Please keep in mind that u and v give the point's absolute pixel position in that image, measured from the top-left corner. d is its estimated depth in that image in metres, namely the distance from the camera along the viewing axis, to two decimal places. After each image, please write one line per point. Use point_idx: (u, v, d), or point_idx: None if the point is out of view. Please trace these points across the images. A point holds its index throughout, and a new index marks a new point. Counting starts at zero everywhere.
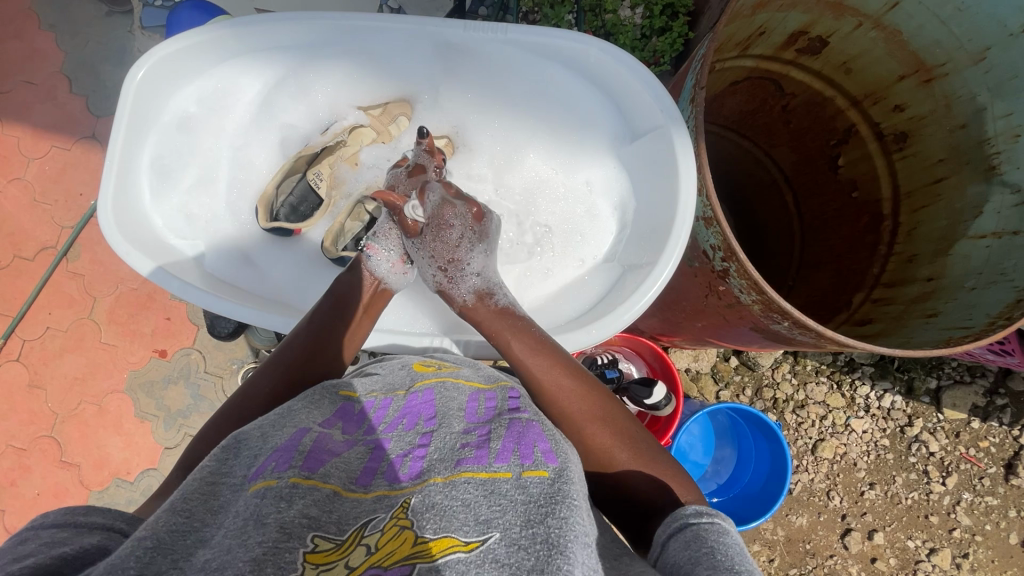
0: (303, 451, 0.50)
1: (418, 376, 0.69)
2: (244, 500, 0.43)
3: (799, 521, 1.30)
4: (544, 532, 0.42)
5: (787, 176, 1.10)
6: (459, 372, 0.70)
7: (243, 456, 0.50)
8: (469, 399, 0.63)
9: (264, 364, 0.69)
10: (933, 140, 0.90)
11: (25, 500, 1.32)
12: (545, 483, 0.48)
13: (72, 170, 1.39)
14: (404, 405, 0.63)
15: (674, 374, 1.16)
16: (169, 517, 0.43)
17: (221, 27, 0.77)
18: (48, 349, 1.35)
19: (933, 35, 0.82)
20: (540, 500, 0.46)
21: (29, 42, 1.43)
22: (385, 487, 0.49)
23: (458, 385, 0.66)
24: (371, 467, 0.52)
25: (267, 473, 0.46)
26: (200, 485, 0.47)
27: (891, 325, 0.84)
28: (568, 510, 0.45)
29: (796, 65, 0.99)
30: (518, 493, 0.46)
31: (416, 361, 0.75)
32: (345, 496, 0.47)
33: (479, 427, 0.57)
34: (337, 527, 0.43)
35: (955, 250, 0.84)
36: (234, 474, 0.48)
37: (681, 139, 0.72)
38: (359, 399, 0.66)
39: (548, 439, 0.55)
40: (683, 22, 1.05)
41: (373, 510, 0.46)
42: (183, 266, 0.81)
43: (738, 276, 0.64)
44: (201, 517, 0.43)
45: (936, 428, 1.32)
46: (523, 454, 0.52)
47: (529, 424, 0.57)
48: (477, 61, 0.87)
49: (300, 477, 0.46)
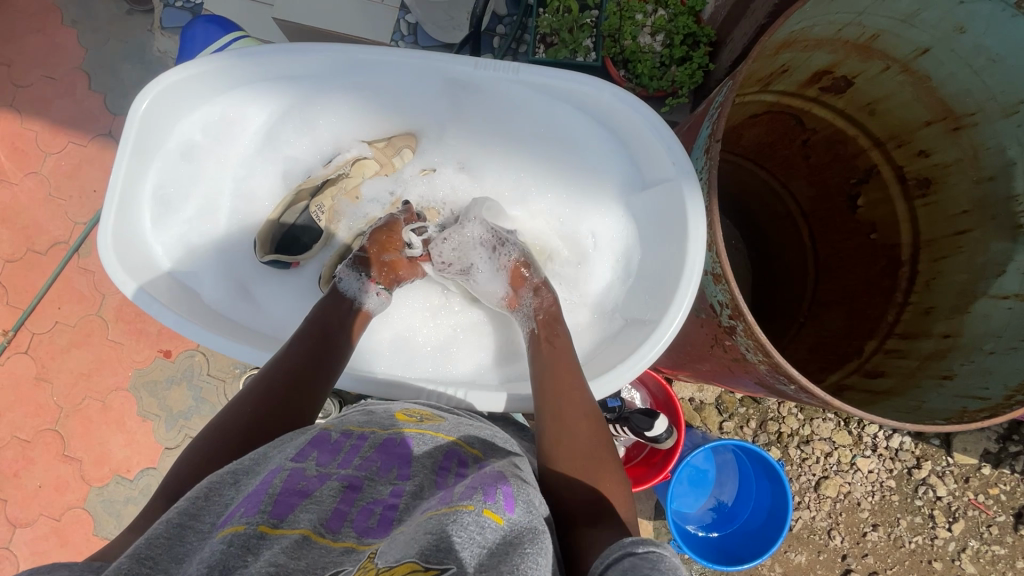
0: (273, 495, 0.48)
1: (400, 422, 0.65)
2: (210, 546, 0.42)
3: (798, 559, 1.28)
4: (499, 572, 0.39)
5: (804, 210, 1.07)
6: (440, 425, 0.66)
7: (215, 504, 0.49)
8: (444, 454, 0.59)
9: (235, 401, 0.66)
10: (958, 190, 0.87)
11: (28, 492, 1.33)
12: (502, 531, 0.44)
13: (88, 167, 1.40)
14: (380, 443, 0.60)
15: (677, 407, 1.13)
16: (133, 564, 0.41)
17: (228, 56, 0.76)
18: (56, 344, 1.37)
19: (964, 83, 0.79)
20: (497, 546, 0.42)
21: (51, 37, 1.43)
22: (353, 539, 0.46)
23: (436, 438, 0.61)
24: (341, 510, 0.49)
25: (234, 519, 0.45)
26: (167, 528, 0.45)
27: (902, 383, 0.81)
28: (522, 552, 0.42)
29: (818, 102, 0.97)
30: (478, 531, 0.43)
31: (399, 409, 0.70)
32: (315, 541, 0.44)
33: (445, 483, 0.54)
34: (304, 574, 0.40)
35: (974, 308, 0.81)
36: (203, 518, 0.47)
37: (692, 193, 0.70)
38: (336, 429, 0.63)
39: (510, 482, 0.50)
40: (704, 52, 1.03)
41: (340, 562, 0.42)
42: (172, 291, 0.81)
43: (745, 335, 0.61)
44: (165, 565, 0.42)
45: (944, 471, 1.28)
46: (486, 492, 0.47)
47: (494, 472, 0.53)
48: (485, 98, 0.85)
49: (268, 526, 0.44)
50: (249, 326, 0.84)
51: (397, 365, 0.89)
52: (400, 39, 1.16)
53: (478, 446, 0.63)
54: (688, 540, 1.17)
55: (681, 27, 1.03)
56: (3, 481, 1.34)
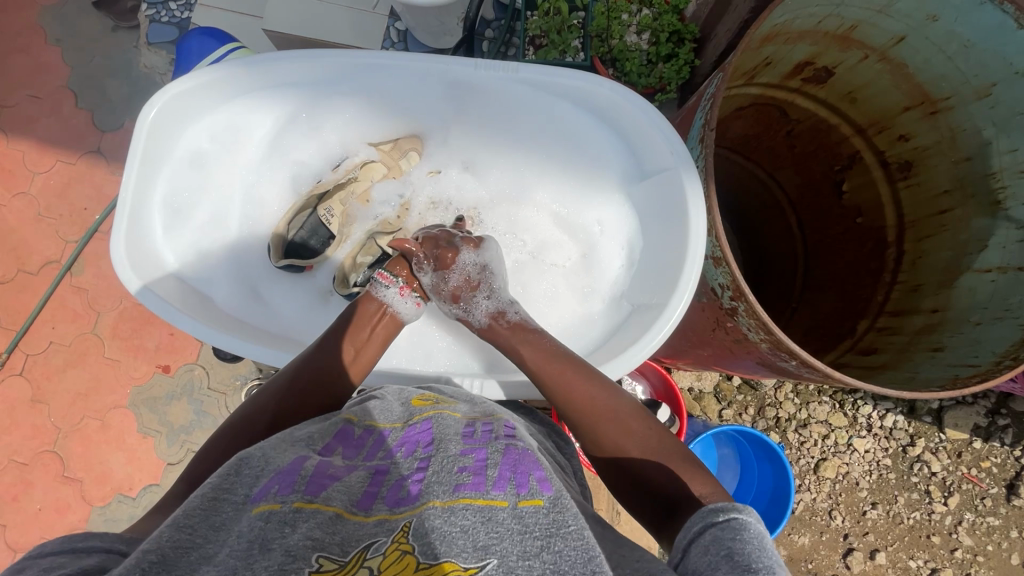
0: (305, 475, 0.49)
1: (416, 409, 0.66)
2: (247, 521, 0.43)
3: (801, 541, 1.31)
4: (541, 565, 0.39)
5: (791, 199, 1.11)
6: (456, 407, 0.68)
7: (245, 474, 0.49)
8: (464, 426, 0.61)
9: (258, 396, 0.69)
10: (938, 172, 0.91)
11: (27, 515, 1.32)
12: (541, 513, 0.45)
13: (78, 185, 1.40)
14: (400, 436, 0.60)
15: (678, 396, 1.15)
16: (173, 531, 0.43)
17: (235, 64, 0.77)
18: (52, 364, 1.35)
19: (939, 69, 0.83)
20: (537, 532, 0.43)
21: (35, 56, 1.43)
22: (386, 511, 0.47)
23: (454, 417, 0.64)
24: (371, 491, 0.50)
25: (269, 496, 0.45)
26: (202, 501, 0.46)
27: (895, 358, 0.84)
28: (563, 537, 0.42)
29: (800, 93, 1.00)
30: (514, 522, 0.44)
31: (416, 395, 0.72)
32: (347, 518, 0.45)
33: (476, 449, 0.55)
34: (340, 549, 0.41)
35: (960, 282, 0.85)
36: (236, 491, 0.47)
37: (692, 181, 0.72)
38: (359, 422, 0.63)
39: (542, 469, 0.52)
40: (689, 49, 1.06)
41: (374, 534, 0.44)
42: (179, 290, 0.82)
43: (746, 315, 0.64)
44: (203, 534, 0.43)
45: (938, 447, 1.32)
46: (519, 482, 0.49)
47: (525, 452, 0.55)
48: (485, 98, 0.88)
49: (303, 502, 0.45)
50: (262, 329, 0.85)
51: (415, 361, 0.91)
52: (391, 46, 1.18)
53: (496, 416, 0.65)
54: None
55: (665, 26, 1.06)
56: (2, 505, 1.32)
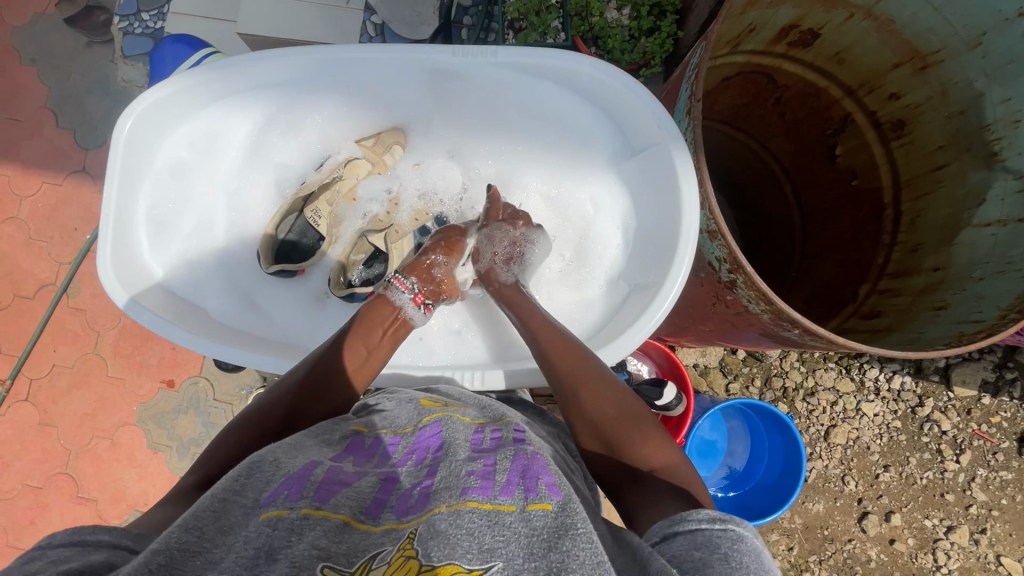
0: (314, 482, 0.49)
1: (425, 411, 0.66)
2: (255, 527, 0.42)
3: (816, 508, 1.31)
4: (547, 565, 0.39)
5: (785, 167, 1.09)
6: (465, 410, 0.67)
7: (256, 480, 0.49)
8: (474, 431, 0.60)
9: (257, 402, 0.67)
10: (932, 128, 0.90)
11: (46, 538, 1.32)
12: (550, 517, 0.44)
13: (66, 206, 1.38)
14: (411, 441, 0.59)
15: (684, 373, 1.15)
16: (183, 533, 0.42)
17: (207, 70, 0.76)
18: (56, 387, 1.35)
19: (927, 22, 0.82)
20: (545, 535, 0.42)
21: (11, 78, 1.41)
22: (393, 521, 0.45)
23: (463, 420, 0.62)
24: (380, 499, 0.49)
25: (278, 502, 0.45)
26: (211, 502, 0.46)
27: (899, 319, 0.83)
28: (573, 539, 0.41)
29: (787, 57, 0.98)
30: (522, 525, 0.43)
31: (423, 397, 0.71)
32: (354, 527, 0.44)
33: (485, 455, 0.53)
34: (346, 558, 0.40)
35: (960, 239, 0.84)
36: (245, 494, 0.47)
37: (681, 154, 0.71)
38: (370, 433, 0.62)
39: (553, 474, 0.51)
40: (671, 22, 1.04)
41: (381, 543, 0.42)
42: (163, 301, 0.81)
43: (746, 287, 0.63)
44: (212, 537, 0.42)
45: (947, 406, 1.32)
46: (528, 485, 0.47)
47: (534, 456, 0.53)
48: (466, 85, 0.86)
49: (311, 508, 0.45)
50: (258, 337, 0.85)
51: (417, 359, 0.90)
52: (368, 41, 1.16)
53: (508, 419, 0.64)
54: None
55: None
56: (20, 530, 1.33)
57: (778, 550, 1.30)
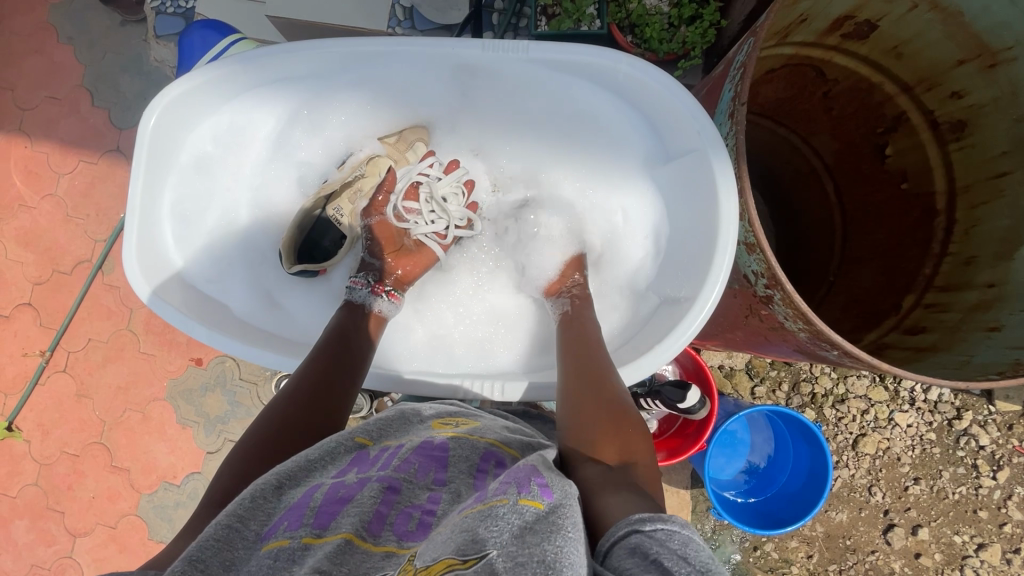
0: (315, 507, 0.48)
1: (433, 429, 0.64)
2: (257, 560, 0.43)
3: (839, 517, 1.27)
4: (538, 554, 0.37)
5: (828, 164, 1.03)
6: (478, 427, 0.64)
7: (261, 506, 0.49)
8: (482, 453, 0.58)
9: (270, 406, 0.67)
10: (996, 132, 0.83)
11: (82, 503, 1.38)
12: (542, 511, 0.42)
13: (101, 184, 1.41)
14: (416, 449, 0.58)
15: (708, 376, 1.12)
16: (186, 566, 0.41)
17: (231, 63, 0.75)
18: (92, 360, 1.40)
19: (1000, 16, 0.75)
20: (537, 527, 0.40)
21: (49, 56, 1.43)
22: (394, 544, 0.46)
23: (473, 439, 0.60)
24: (381, 513, 0.48)
25: (279, 533, 0.45)
26: (216, 530, 0.45)
27: (946, 338, 0.79)
28: (563, 533, 0.40)
29: (839, 50, 0.91)
30: (514, 516, 0.41)
31: (436, 419, 0.68)
32: (357, 546, 0.44)
33: (489, 482, 0.52)
34: None
35: (1019, 254, 0.78)
36: (248, 523, 0.47)
37: (722, 162, 0.67)
38: (374, 445, 0.61)
39: (544, 473, 0.48)
40: (714, 9, 0.98)
41: (382, 567, 0.43)
42: (184, 296, 0.81)
43: (783, 304, 0.60)
44: (217, 572, 0.42)
45: (987, 420, 1.26)
46: (521, 483, 0.45)
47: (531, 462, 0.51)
48: (495, 80, 0.83)
49: (311, 537, 0.44)
50: (283, 337, 0.85)
51: (438, 364, 0.88)
52: (397, 24, 1.13)
53: (517, 446, 0.61)
54: (728, 510, 1.17)
55: None
56: (59, 494, 1.39)
57: (797, 557, 1.27)
